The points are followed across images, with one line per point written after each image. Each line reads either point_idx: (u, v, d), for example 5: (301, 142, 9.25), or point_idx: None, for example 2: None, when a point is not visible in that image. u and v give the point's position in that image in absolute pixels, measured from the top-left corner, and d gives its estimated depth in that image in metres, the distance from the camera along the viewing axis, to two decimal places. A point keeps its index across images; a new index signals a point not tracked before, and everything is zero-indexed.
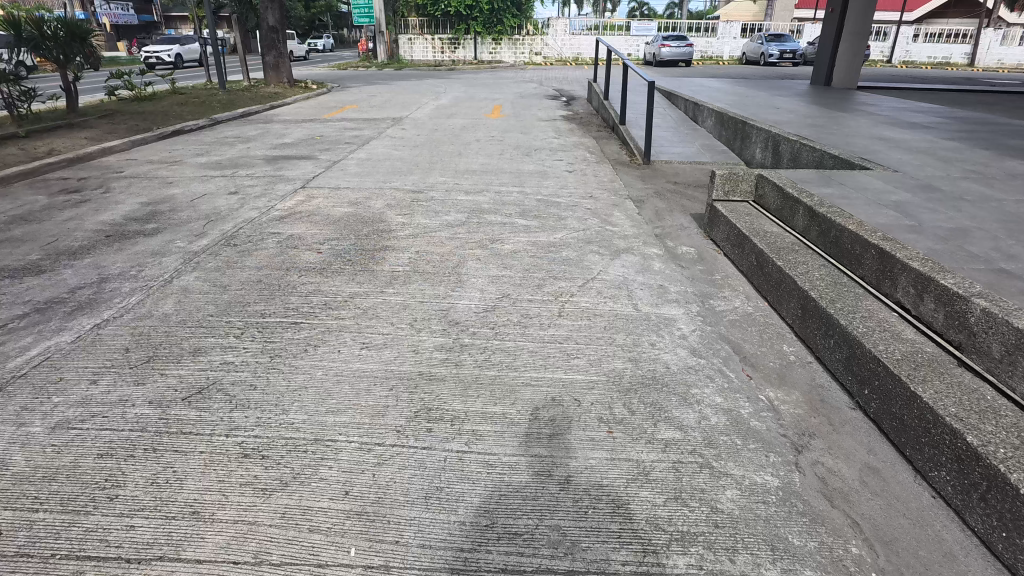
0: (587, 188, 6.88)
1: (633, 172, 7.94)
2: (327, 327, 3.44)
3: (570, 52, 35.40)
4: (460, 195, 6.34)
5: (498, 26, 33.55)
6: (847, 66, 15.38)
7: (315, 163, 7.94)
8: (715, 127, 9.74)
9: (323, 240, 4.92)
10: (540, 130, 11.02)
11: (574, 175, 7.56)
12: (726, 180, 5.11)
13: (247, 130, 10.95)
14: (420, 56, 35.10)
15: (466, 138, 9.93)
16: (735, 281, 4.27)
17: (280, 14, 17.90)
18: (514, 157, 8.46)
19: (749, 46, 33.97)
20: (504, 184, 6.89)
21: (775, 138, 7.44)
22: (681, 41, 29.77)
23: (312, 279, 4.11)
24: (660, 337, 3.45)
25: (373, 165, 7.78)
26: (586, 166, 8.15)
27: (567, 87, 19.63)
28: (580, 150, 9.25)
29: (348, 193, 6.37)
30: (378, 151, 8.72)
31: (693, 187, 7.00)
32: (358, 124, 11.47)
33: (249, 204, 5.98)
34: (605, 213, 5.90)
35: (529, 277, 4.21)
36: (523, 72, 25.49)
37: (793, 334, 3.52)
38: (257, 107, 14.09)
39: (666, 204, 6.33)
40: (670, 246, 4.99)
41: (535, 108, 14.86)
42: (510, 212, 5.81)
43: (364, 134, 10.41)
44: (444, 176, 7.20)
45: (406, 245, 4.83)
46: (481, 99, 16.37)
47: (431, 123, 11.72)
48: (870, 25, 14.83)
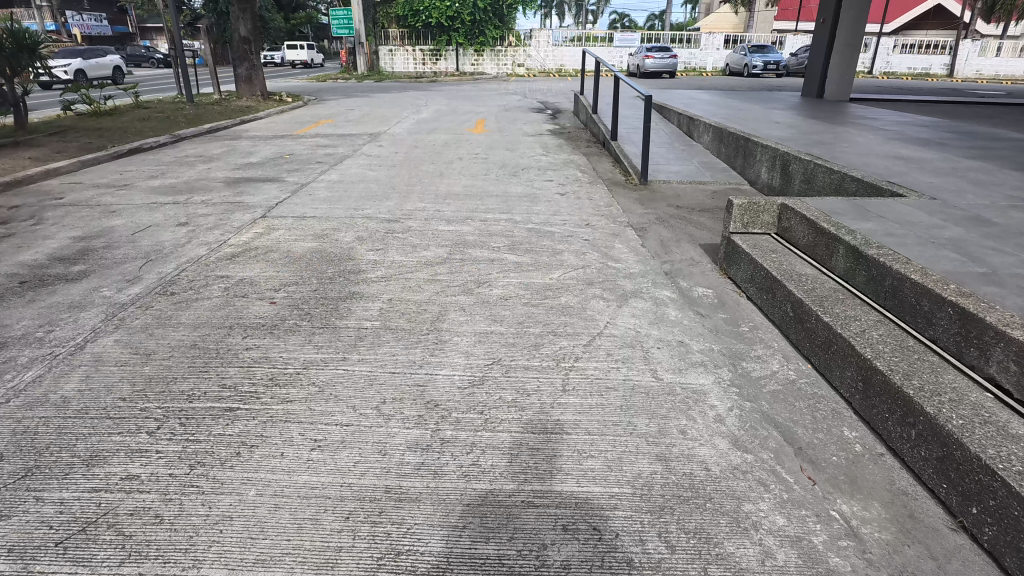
0: (582, 214, 6.22)
1: (630, 193, 7.30)
2: (270, 415, 2.70)
3: (553, 63, 35.00)
4: (441, 226, 5.64)
5: (480, 38, 33.04)
6: (839, 78, 14.98)
7: (281, 187, 7.20)
8: (713, 143, 9.16)
9: (279, 285, 4.19)
10: (527, 146, 10.38)
11: (566, 198, 6.90)
12: (746, 210, 4.47)
13: (211, 147, 10.15)
14: (401, 68, 34.49)
15: (448, 156, 9.25)
16: (767, 335, 3.62)
17: (252, 24, 17.13)
18: (500, 178, 7.78)
19: (732, 57, 33.87)
20: (490, 211, 6.19)
21: (783, 157, 6.85)
22: (665, 52, 29.48)
23: (260, 341, 3.37)
24: (692, 420, 2.76)
25: (346, 189, 7.05)
26: (579, 187, 7.49)
27: (552, 100, 19.07)
28: (570, 169, 8.60)
29: (314, 223, 5.64)
30: (352, 172, 7.99)
31: (698, 213, 6.38)
32: (332, 141, 10.74)
33: (198, 238, 5.23)
34: (605, 246, 5.23)
35: (524, 335, 3.51)
36: (506, 85, 24.96)
37: (852, 413, 2.85)
38: (225, 122, 13.27)
39: (672, 233, 5.68)
40: (684, 288, 4.32)
41: (520, 121, 14.24)
42: (498, 246, 5.12)
43: (338, 152, 9.68)
44: (423, 201, 6.49)
45: (376, 291, 4.11)
46: (463, 112, 15.71)
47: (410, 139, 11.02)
48: (863, 36, 14.45)
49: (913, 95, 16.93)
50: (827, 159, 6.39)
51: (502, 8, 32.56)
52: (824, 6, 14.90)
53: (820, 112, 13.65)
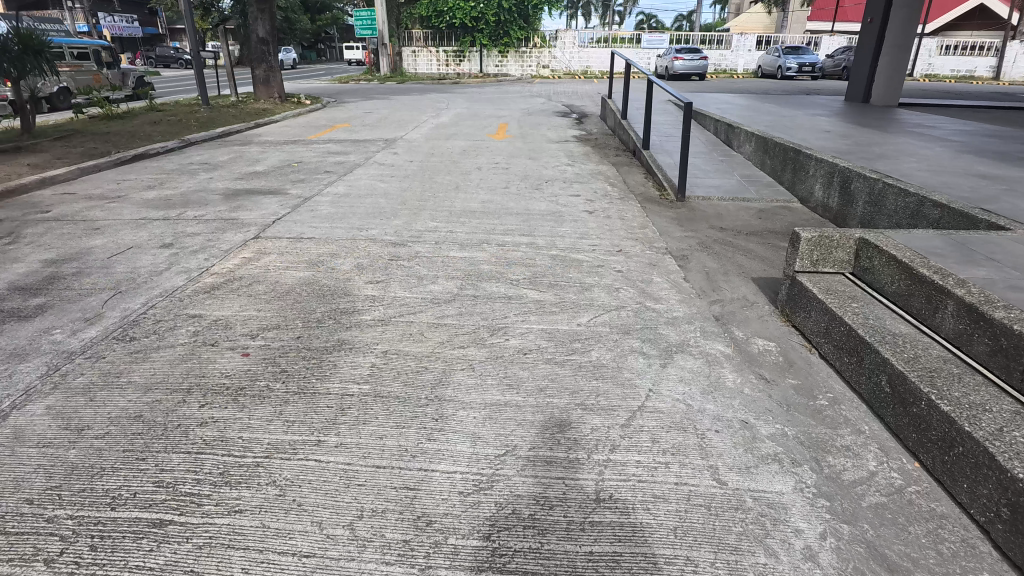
0: (613, 237, 5.49)
1: (666, 212, 6.56)
2: (209, 536, 2.05)
3: (578, 65, 34.24)
4: (454, 251, 4.97)
5: (504, 38, 32.41)
6: (887, 82, 13.91)
7: (282, 201, 6.61)
8: (755, 154, 8.34)
9: (258, 329, 3.57)
10: (551, 155, 9.66)
11: (596, 217, 6.18)
12: (817, 245, 3.70)
13: (218, 154, 9.65)
14: (424, 69, 34.05)
15: (465, 166, 8.58)
16: (854, 416, 2.87)
17: (270, 25, 16.72)
18: (522, 192, 7.10)
19: (764, 59, 32.71)
20: (509, 232, 5.50)
21: (842, 173, 6.04)
22: (694, 53, 28.54)
23: (218, 413, 2.73)
24: (774, 556, 2.04)
25: (353, 204, 6.44)
26: (609, 204, 6.76)
27: (577, 103, 18.32)
28: (599, 181, 7.88)
29: (311, 247, 5.03)
30: (361, 184, 7.39)
31: (745, 238, 5.61)
32: (345, 147, 10.16)
33: (179, 264, 4.64)
34: (643, 280, 4.49)
35: (546, 407, 2.83)
36: (530, 87, 24.24)
37: (993, 550, 2.09)
38: (238, 126, 12.83)
39: (719, 263, 4.92)
40: (741, 340, 3.58)
41: (544, 126, 13.52)
42: (517, 278, 4.42)
43: (349, 159, 9.09)
44: (435, 220, 5.84)
45: (371, 339, 3.45)
46: (485, 117, 15.06)
47: (428, 146, 10.38)
48: (915, 37, 13.37)
49: (966, 101, 15.79)
50: (897, 176, 5.56)
51: (527, 8, 31.86)
52: (870, 6, 13.91)
53: (867, 119, 12.68)
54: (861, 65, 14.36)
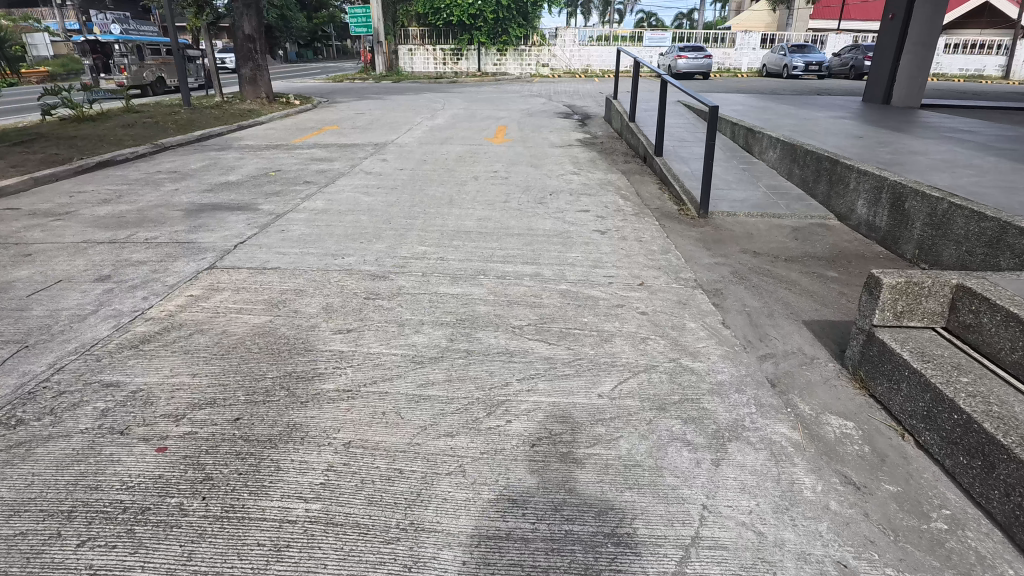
0: (632, 265, 4.69)
1: (688, 231, 5.76)
2: None
3: (579, 64, 33.43)
4: (444, 285, 4.17)
5: (503, 37, 31.61)
6: (909, 82, 13.06)
7: (251, 218, 5.80)
8: (782, 162, 7.52)
9: (187, 405, 2.77)
10: (555, 162, 8.85)
11: (609, 238, 5.37)
12: (903, 293, 2.89)
13: (191, 161, 8.85)
14: (421, 68, 33.24)
15: (460, 175, 7.78)
16: (990, 551, 2.07)
17: (257, 21, 15.92)
18: (524, 207, 6.31)
19: (770, 57, 31.83)
20: (509, 259, 4.70)
21: (893, 188, 5.23)
22: (698, 51, 27.72)
23: (100, 560, 1.94)
24: None
25: (331, 223, 5.63)
26: (623, 220, 5.95)
27: (579, 103, 17.52)
28: (610, 193, 7.08)
29: (273, 280, 4.23)
30: (342, 197, 6.59)
31: (785, 267, 4.81)
32: (331, 153, 9.35)
33: (111, 306, 3.84)
34: (672, 325, 3.69)
35: (563, 544, 2.03)
36: (529, 86, 23.39)
37: None
38: (218, 129, 12.01)
39: (762, 301, 4.11)
40: (809, 419, 2.78)
41: (545, 129, 12.69)
42: (519, 324, 3.62)
43: (333, 167, 8.29)
44: (423, 243, 5.05)
45: (330, 421, 2.66)
46: (483, 118, 14.22)
47: (420, 151, 9.56)
48: (939, 35, 12.49)
49: (989, 100, 14.98)
50: (963, 194, 4.75)
51: (526, 5, 31.03)
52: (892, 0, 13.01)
53: (892, 121, 11.83)
54: (880, 63, 13.51)
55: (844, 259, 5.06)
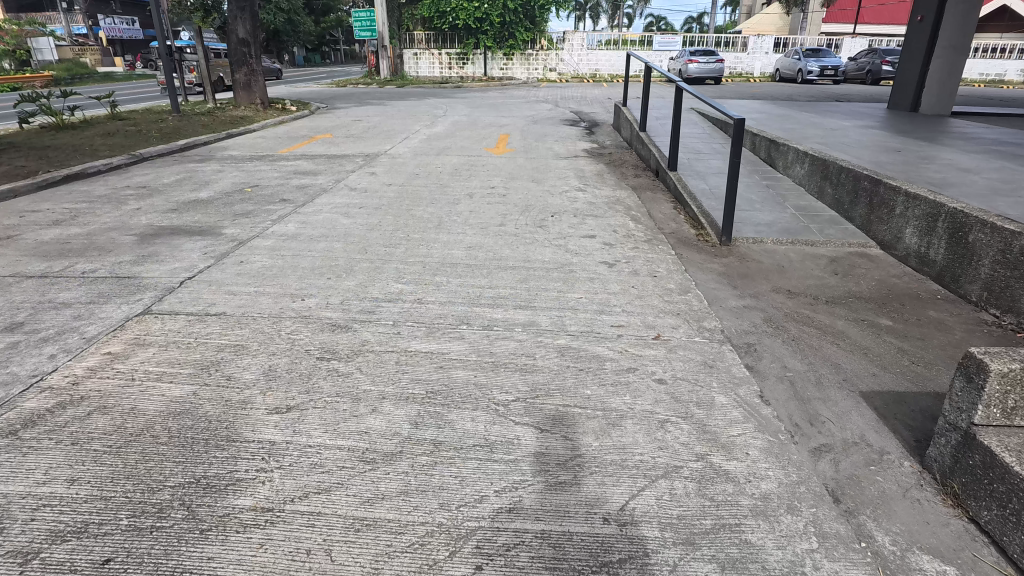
0: (646, 310, 3.94)
1: (709, 262, 5.00)
2: None
3: (587, 68, 32.72)
4: (417, 339, 3.44)
5: (510, 40, 30.93)
6: (940, 88, 12.17)
7: (210, 245, 5.12)
8: (811, 179, 6.74)
9: (46, 536, 2.05)
10: (558, 176, 8.11)
11: (618, 272, 4.62)
12: (1017, 385, 2.14)
13: (165, 174, 8.20)
14: (426, 72, 32.62)
15: (453, 192, 7.06)
16: None
17: (251, 25, 15.32)
18: (521, 231, 5.58)
19: (783, 61, 31.00)
20: (499, 302, 3.97)
21: (952, 217, 4.46)
22: (709, 56, 27.01)
23: None
24: None
25: (300, 251, 4.93)
26: (633, 248, 5.20)
27: (587, 110, 16.80)
28: (619, 214, 6.32)
29: (214, 332, 3.52)
30: (319, 219, 5.90)
31: (826, 312, 4.05)
32: (317, 165, 8.69)
33: (8, 367, 3.14)
34: (697, 400, 2.93)
35: None
36: (536, 92, 22.71)
37: None
38: (204, 137, 11.38)
39: (805, 362, 3.35)
40: (894, 564, 2.03)
41: (550, 137, 11.96)
42: (503, 397, 2.89)
43: (316, 182, 7.61)
44: (400, 279, 4.33)
45: (232, 568, 1.94)
46: (484, 126, 13.51)
47: (414, 163, 8.87)
48: (974, 37, 11.63)
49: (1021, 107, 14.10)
50: None
51: (533, 9, 30.41)
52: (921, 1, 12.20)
53: (922, 130, 10.98)
54: (907, 68, 12.69)
55: (896, 301, 4.29)
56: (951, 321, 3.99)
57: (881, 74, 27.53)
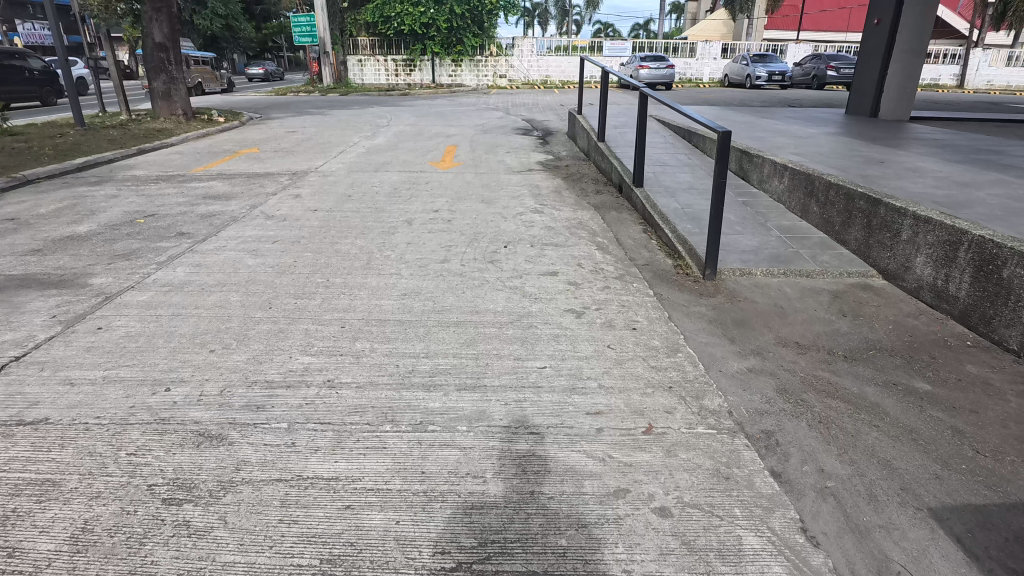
0: (629, 384, 3.04)
1: (695, 304, 4.15)
2: None
3: (538, 74, 32.09)
4: (319, 454, 2.45)
5: (458, 46, 30.01)
6: (899, 93, 11.90)
7: (66, 303, 3.95)
8: (794, 195, 6.04)
9: None
10: (511, 195, 7.18)
11: (588, 325, 3.71)
12: None
13: (44, 202, 6.87)
14: (371, 79, 31.33)
15: (389, 217, 6.05)
16: None
17: (170, 28, 13.87)
18: (468, 269, 4.61)
19: (731, 67, 31.14)
20: (438, 381, 3.00)
21: (977, 246, 3.76)
22: (660, 62, 26.84)
23: None
24: None
25: (182, 309, 3.83)
26: (603, 289, 4.31)
27: (540, 118, 16.01)
28: (583, 241, 5.43)
29: (18, 456, 2.43)
30: (218, 259, 4.79)
31: (849, 374, 3.25)
32: (233, 187, 7.50)
33: None
34: (719, 547, 2.04)
35: None
36: (486, 99, 21.86)
37: None
38: (108, 154, 9.97)
39: (847, 462, 2.51)
40: None
41: (501, 149, 11.05)
42: (438, 565, 1.93)
43: (227, 208, 6.46)
44: (309, 351, 3.30)
45: None
46: (431, 136, 12.50)
47: (348, 182, 7.79)
48: (930, 41, 11.39)
49: (972, 111, 14.04)
50: None
51: (481, 14, 29.62)
52: (877, 5, 11.91)
53: (886, 136, 10.61)
54: (865, 72, 12.37)
55: (924, 352, 3.53)
56: (996, 378, 3.25)
57: (826, 79, 27.95)
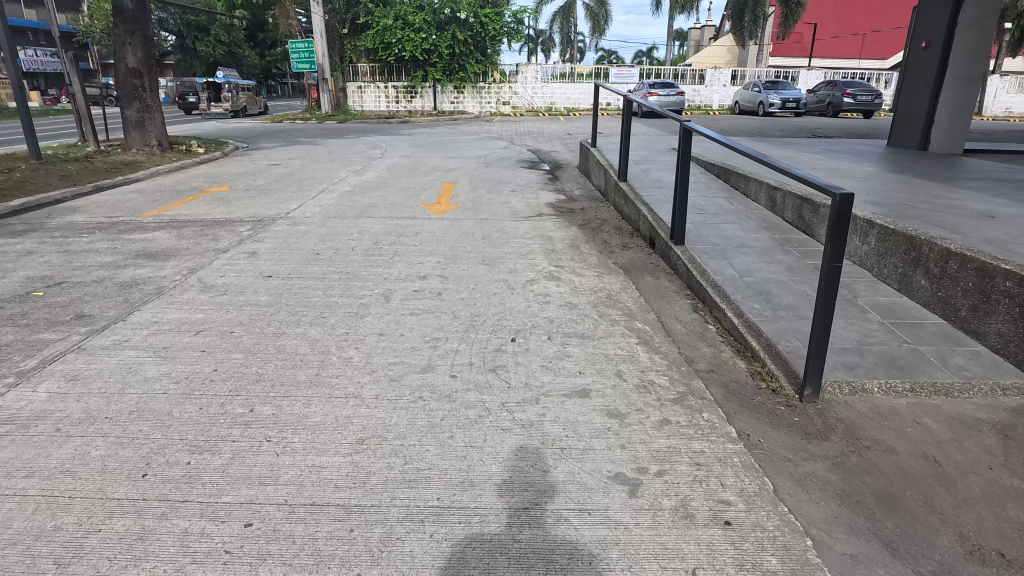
0: None
1: (803, 456, 2.73)
2: None
3: (542, 101, 31.10)
4: None
5: (460, 73, 29.03)
6: (951, 124, 10.58)
7: None
8: (886, 262, 4.66)
9: None
10: (517, 251, 5.81)
11: (649, 513, 2.29)
12: None
13: None
14: (372, 106, 30.36)
15: (360, 289, 4.66)
16: None
17: (145, 52, 12.70)
18: (460, 385, 3.21)
19: (742, 93, 30.16)
20: None
21: None
22: (669, 89, 25.89)
23: None
24: None
25: (4, 480, 2.41)
26: (660, 426, 2.88)
27: (547, 149, 14.80)
28: (618, 328, 4.02)
29: None
30: (105, 368, 3.36)
31: None
32: (177, 241, 6.12)
33: None
34: None
35: None
36: (489, 127, 20.75)
37: None
38: (54, 193, 8.66)
39: None
40: None
41: (505, 186, 9.73)
42: None
43: (157, 274, 5.06)
44: None
45: None
46: (427, 171, 11.22)
47: (320, 232, 6.44)
48: (986, 66, 10.16)
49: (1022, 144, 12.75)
50: None
51: (484, 41, 28.75)
52: (925, 26, 10.72)
53: (945, 171, 9.29)
54: (910, 101, 11.09)
55: None
56: None
57: (842, 106, 26.94)
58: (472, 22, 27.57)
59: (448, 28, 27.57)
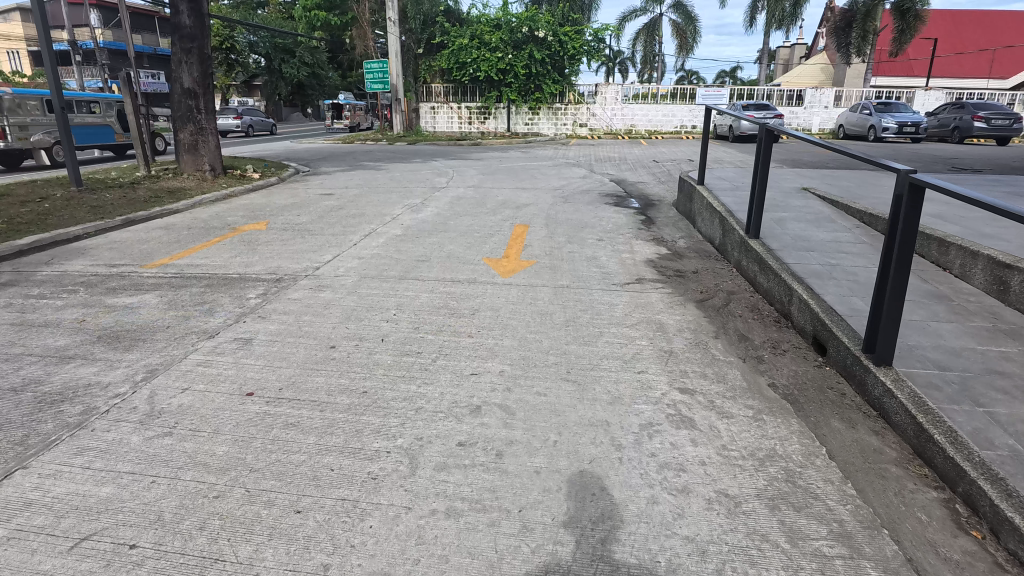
0: None
1: None
2: None
3: (622, 123, 29.10)
4: None
5: (536, 93, 27.54)
6: None
7: None
8: None
9: None
10: (617, 355, 3.93)
11: None
12: None
13: None
14: (444, 126, 29.20)
15: (369, 435, 2.91)
16: None
17: (201, 71, 11.83)
18: None
19: (847, 116, 26.99)
20: None
21: None
22: (766, 110, 23.32)
23: None
24: None
25: None
26: None
27: (633, 179, 12.85)
28: None
29: None
30: None
31: None
32: (160, 313, 4.63)
33: None
34: None
35: None
36: (564, 152, 18.99)
37: None
38: (71, 228, 7.55)
39: None
40: None
41: (590, 231, 7.87)
42: None
43: (97, 380, 3.51)
44: None
45: None
46: (494, 207, 9.54)
47: (345, 305, 4.80)
48: None
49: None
50: None
51: (562, 59, 27.25)
52: None
53: None
54: None
55: None
56: None
57: (972, 130, 23.40)
58: (550, 41, 26.15)
59: (525, 47, 26.26)
